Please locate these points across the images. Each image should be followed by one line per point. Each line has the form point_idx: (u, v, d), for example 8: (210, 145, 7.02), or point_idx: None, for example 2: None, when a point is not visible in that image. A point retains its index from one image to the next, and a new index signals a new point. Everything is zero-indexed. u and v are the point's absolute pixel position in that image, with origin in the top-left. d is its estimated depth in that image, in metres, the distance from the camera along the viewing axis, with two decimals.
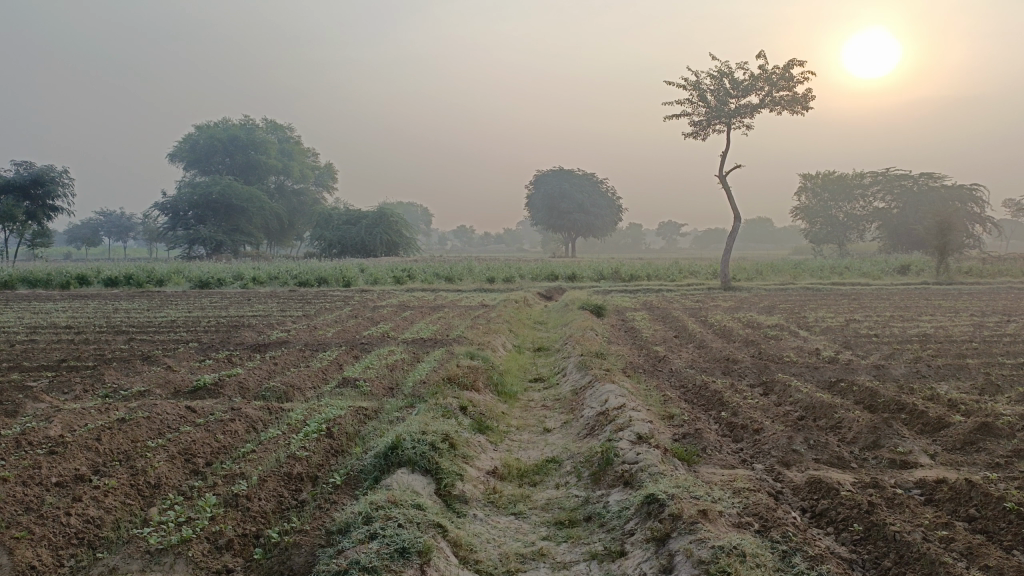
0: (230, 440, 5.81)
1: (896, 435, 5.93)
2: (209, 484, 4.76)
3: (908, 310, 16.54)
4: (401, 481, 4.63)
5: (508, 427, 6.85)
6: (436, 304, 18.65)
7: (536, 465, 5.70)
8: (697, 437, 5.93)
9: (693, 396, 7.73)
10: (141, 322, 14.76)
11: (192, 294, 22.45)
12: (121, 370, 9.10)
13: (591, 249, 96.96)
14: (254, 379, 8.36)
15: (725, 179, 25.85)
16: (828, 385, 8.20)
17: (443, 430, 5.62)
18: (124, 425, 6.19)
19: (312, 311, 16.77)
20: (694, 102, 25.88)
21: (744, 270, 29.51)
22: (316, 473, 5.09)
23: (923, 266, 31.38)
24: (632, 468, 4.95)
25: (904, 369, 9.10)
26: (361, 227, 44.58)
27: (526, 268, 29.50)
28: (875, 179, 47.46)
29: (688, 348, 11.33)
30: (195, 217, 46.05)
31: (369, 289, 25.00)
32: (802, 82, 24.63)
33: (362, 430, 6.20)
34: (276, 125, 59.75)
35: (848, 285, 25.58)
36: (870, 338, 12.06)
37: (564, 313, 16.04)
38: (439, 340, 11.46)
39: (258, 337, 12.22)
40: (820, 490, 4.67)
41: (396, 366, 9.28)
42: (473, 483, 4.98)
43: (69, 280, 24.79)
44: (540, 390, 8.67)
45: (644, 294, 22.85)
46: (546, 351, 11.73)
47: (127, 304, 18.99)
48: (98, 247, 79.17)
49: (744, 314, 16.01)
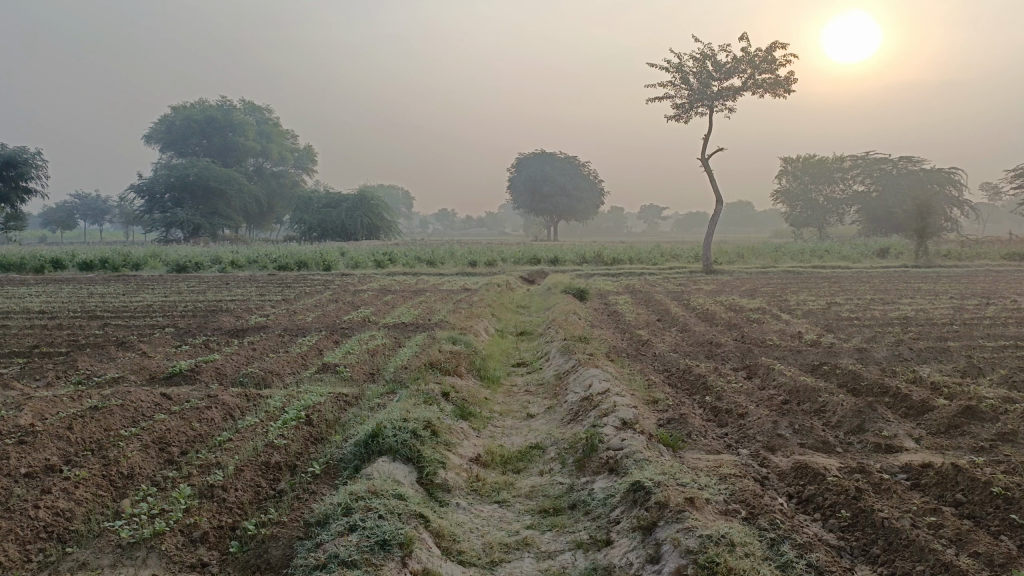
0: (207, 429, 5.68)
1: (881, 419, 5.91)
2: (184, 475, 4.63)
3: (889, 293, 16.60)
4: (382, 470, 4.52)
5: (491, 413, 6.76)
6: (418, 288, 18.49)
7: (519, 452, 5.62)
8: (681, 423, 5.87)
9: (677, 380, 7.68)
10: (116, 307, 14.49)
11: (169, 278, 22.13)
12: (95, 357, 8.88)
13: (573, 233, 96.92)
14: (232, 366, 8.19)
15: (708, 162, 25.81)
16: (812, 369, 8.17)
17: (425, 417, 5.52)
18: (97, 413, 6.03)
19: (292, 296, 16.54)
20: (676, 85, 25.75)
21: (726, 254, 29.57)
22: (295, 462, 4.97)
23: (902, 249, 31.58)
24: (617, 455, 4.87)
25: (887, 353, 9.11)
26: (342, 210, 44.16)
27: (508, 251, 29.36)
28: (855, 162, 47.63)
29: (672, 332, 11.28)
30: (172, 200, 45.43)
31: (350, 273, 24.77)
32: (784, 64, 24.57)
33: (342, 417, 6.08)
34: (254, 106, 58.93)
35: (828, 268, 25.70)
36: (852, 321, 12.07)
37: (547, 297, 15.94)
38: (421, 325, 11.33)
39: (237, 322, 12.01)
40: (807, 475, 4.63)
41: (377, 351, 9.15)
42: (455, 471, 4.89)
43: (43, 264, 24.34)
44: (523, 375, 8.57)
45: (626, 277, 22.80)
46: (529, 335, 11.64)
47: (102, 289, 18.64)
48: (73, 230, 77.92)
49: (727, 297, 16.00)
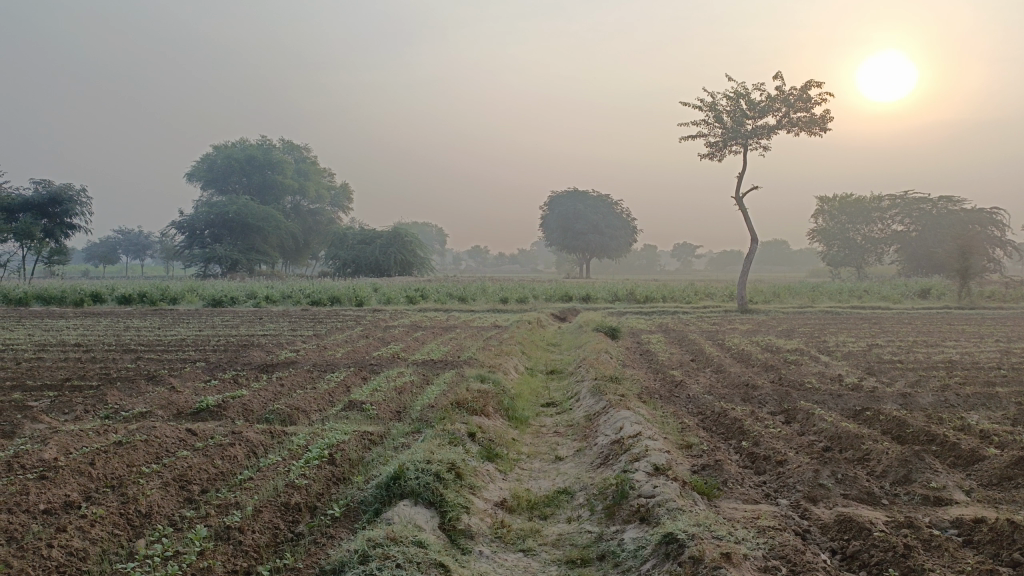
0: (229, 466, 5.58)
1: (929, 469, 5.60)
2: (202, 514, 4.52)
3: (932, 336, 16.10)
4: (403, 514, 4.37)
5: (518, 454, 6.56)
6: (449, 325, 18.43)
7: (547, 496, 5.43)
8: (717, 469, 5.62)
9: (712, 424, 7.42)
10: (149, 341, 14.64)
11: (204, 312, 22.42)
12: (125, 391, 8.90)
13: (605, 270, 96.67)
14: (258, 401, 8.12)
15: (742, 200, 25.57)
16: (853, 414, 7.85)
17: (450, 458, 5.35)
18: (121, 448, 5.98)
19: (323, 331, 16.58)
20: (709, 123, 25.68)
21: (761, 293, 29.12)
22: (315, 503, 4.84)
23: (944, 291, 30.81)
24: (649, 503, 4.66)
25: (932, 398, 8.74)
26: (376, 246, 44.54)
27: (539, 288, 29.26)
28: (893, 202, 46.85)
29: (706, 373, 11.00)
30: (211, 236, 46.33)
31: (382, 309, 24.84)
32: (820, 103, 24.38)
33: (366, 457, 5.96)
34: (292, 145, 60.11)
35: (867, 309, 25.14)
36: (894, 364, 11.67)
37: (578, 335, 15.75)
38: (450, 363, 11.19)
39: (267, 357, 12.02)
40: (851, 530, 4.38)
41: (405, 388, 9.02)
42: (480, 516, 4.71)
43: (83, 298, 24.85)
44: (552, 416, 8.37)
45: (658, 316, 22.53)
46: (559, 375, 11.44)
47: (139, 322, 18.89)
48: (115, 264, 79.72)
49: (762, 338, 15.67)
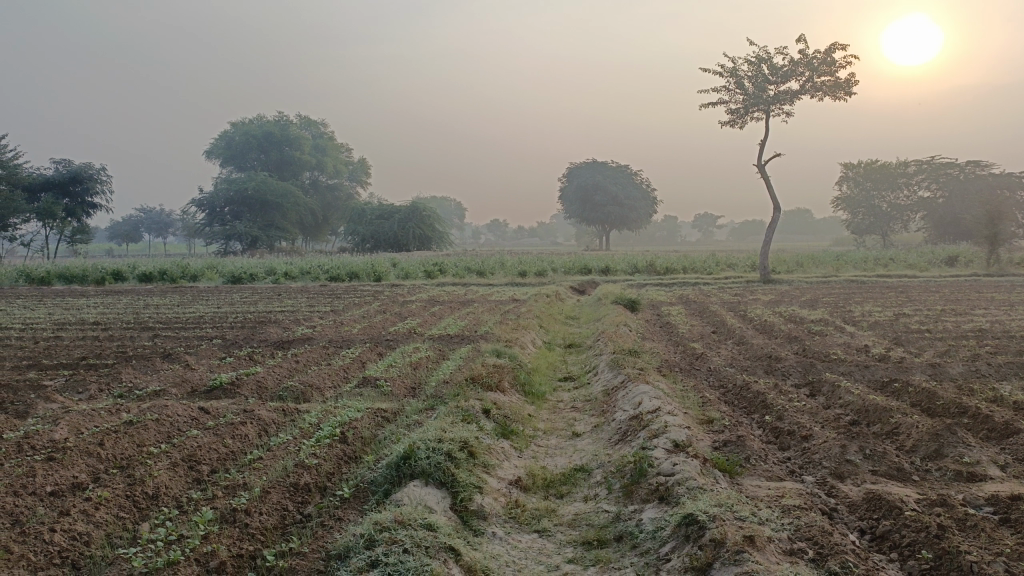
0: (239, 446, 5.48)
1: (961, 443, 5.36)
2: (209, 496, 4.42)
3: (960, 304, 15.71)
4: (413, 495, 4.24)
5: (535, 431, 6.42)
6: (466, 299, 18.26)
7: (563, 474, 5.27)
8: (739, 445, 5.43)
9: (734, 397, 7.22)
10: (167, 318, 14.66)
11: (223, 289, 22.42)
12: (140, 369, 8.86)
13: (625, 242, 95.94)
14: (273, 379, 8.02)
15: (764, 168, 25.07)
16: (881, 386, 7.61)
17: (463, 437, 5.21)
18: (131, 428, 5.91)
19: (340, 307, 16.51)
20: (731, 89, 25.11)
21: (784, 262, 28.66)
22: (325, 483, 4.72)
23: (972, 258, 30.14)
24: (668, 482, 4.48)
25: (963, 368, 8.46)
26: (394, 221, 44.43)
27: (559, 261, 29.03)
28: (920, 168, 45.83)
29: (727, 345, 10.77)
30: (231, 213, 46.51)
31: (400, 284, 24.75)
32: (845, 66, 23.72)
33: (379, 434, 5.84)
34: (309, 121, 59.93)
35: (893, 277, 24.67)
36: (922, 333, 11.36)
37: (597, 308, 15.55)
38: (466, 337, 11.06)
39: (283, 333, 11.95)
40: (881, 508, 4.20)
41: (420, 364, 8.90)
42: (493, 496, 4.57)
43: (104, 276, 25.00)
44: (570, 391, 8.20)
45: (679, 287, 22.23)
46: (578, 348, 11.28)
47: (159, 300, 18.95)
48: (139, 243, 80.40)
49: (785, 308, 15.35)
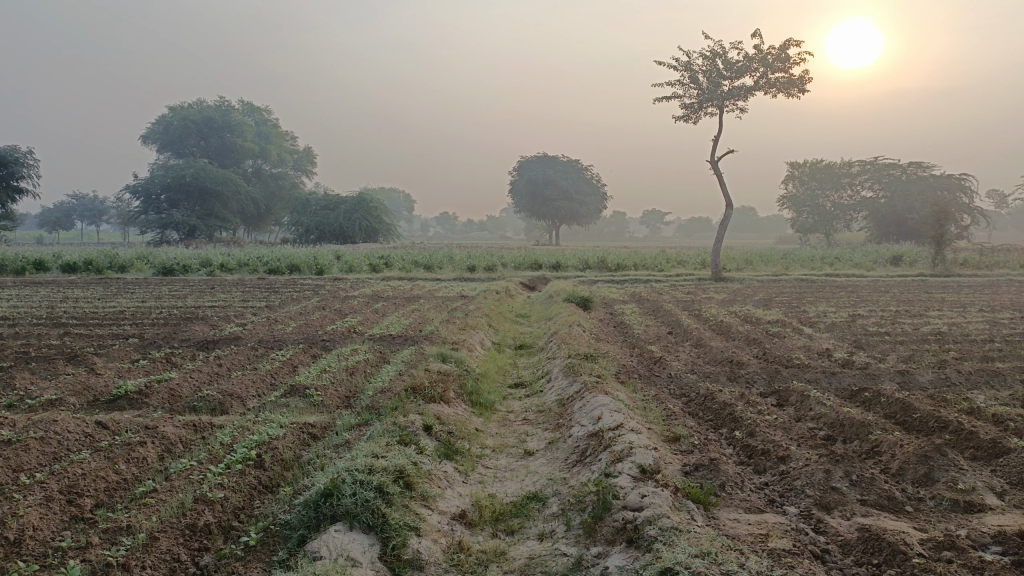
0: (135, 473, 4.65)
1: (953, 466, 4.84)
2: (82, 545, 3.62)
3: (914, 305, 15.54)
4: (336, 547, 3.52)
5: (482, 449, 5.72)
6: (412, 294, 17.52)
7: (514, 504, 4.60)
8: (713, 470, 4.83)
9: (699, 409, 6.64)
10: (84, 313, 13.49)
11: (153, 282, 21.08)
12: (38, 374, 7.88)
13: (575, 237, 96.39)
14: (188, 386, 7.15)
15: (717, 164, 24.81)
16: (850, 396, 7.15)
17: (397, 464, 4.47)
18: (8, 448, 5.02)
19: (277, 302, 15.51)
20: (684, 84, 24.78)
21: (734, 261, 28.53)
22: (232, 524, 3.97)
23: (916, 258, 30.49)
24: (636, 518, 3.84)
25: (932, 376, 8.05)
26: (339, 212, 43.14)
27: (508, 255, 28.36)
28: (863, 168, 46.60)
29: (686, 348, 10.24)
30: (167, 200, 44.48)
31: (343, 278, 23.74)
32: (799, 63, 23.54)
33: (303, 456, 5.09)
34: (252, 107, 58.02)
35: (842, 277, 24.68)
36: (882, 336, 11.00)
37: (548, 306, 14.93)
38: (409, 338, 10.27)
39: (209, 332, 10.96)
40: (881, 551, 3.62)
41: (357, 368, 8.12)
42: (432, 538, 3.86)
43: (25, 266, 23.41)
44: (521, 400, 7.52)
45: (631, 285, 21.78)
46: (528, 350, 10.62)
47: (80, 292, 17.60)
48: (70, 232, 76.99)
49: (740, 308, 14.93)
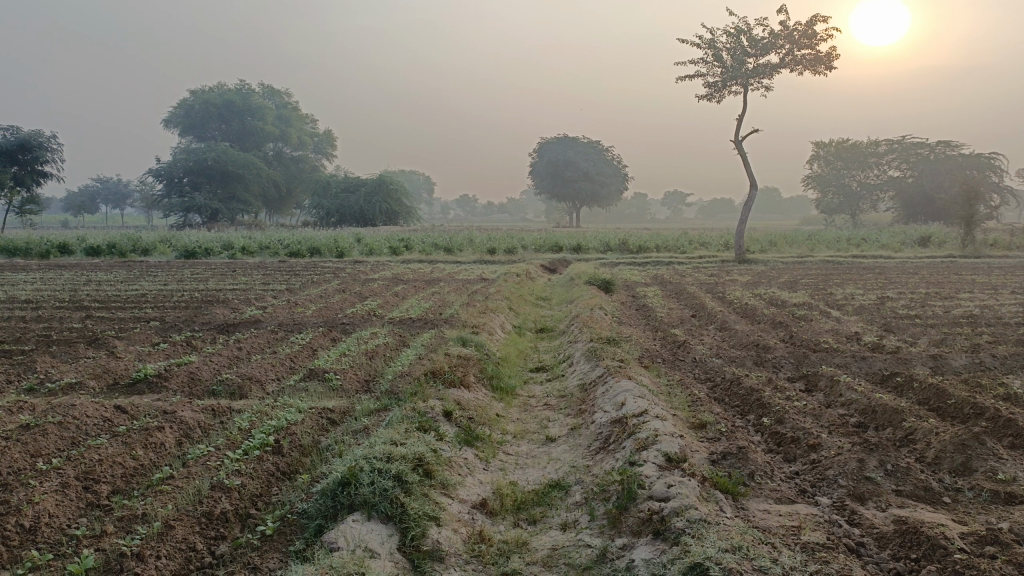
0: (152, 459, 4.60)
1: (992, 455, 4.65)
2: (97, 533, 3.55)
3: (944, 286, 15.19)
4: (354, 539, 3.43)
5: (502, 435, 5.61)
6: (432, 277, 17.41)
7: (536, 492, 4.49)
8: (741, 459, 4.69)
9: (725, 395, 6.48)
10: (107, 296, 13.51)
11: (175, 265, 21.15)
12: (60, 357, 7.87)
13: (595, 219, 95.86)
14: (208, 369, 7.11)
15: (741, 144, 24.40)
16: (881, 381, 6.95)
17: (416, 452, 4.37)
18: (26, 433, 4.98)
19: (298, 285, 15.47)
20: (708, 62, 24.33)
21: (758, 242, 28.12)
22: (250, 512, 3.89)
23: (945, 239, 29.90)
24: (662, 509, 3.71)
25: (966, 360, 7.81)
26: (360, 195, 43.09)
27: (529, 237, 28.15)
28: (890, 147, 45.77)
29: (710, 331, 10.04)
30: (190, 183, 44.41)
31: (363, 261, 23.71)
32: (826, 40, 23.01)
33: (321, 442, 5.02)
34: (272, 90, 58.06)
35: (869, 258, 24.26)
36: (912, 319, 10.73)
37: (569, 288, 14.76)
38: (429, 321, 10.17)
39: (229, 315, 10.92)
40: (919, 545, 3.46)
41: (377, 352, 8.04)
42: (452, 528, 3.75)
43: (49, 249, 23.58)
44: (542, 385, 7.40)
45: (653, 267, 21.52)
46: (549, 334, 10.48)
47: (103, 276, 17.66)
48: (95, 215, 77.68)
49: (765, 290, 14.67)
